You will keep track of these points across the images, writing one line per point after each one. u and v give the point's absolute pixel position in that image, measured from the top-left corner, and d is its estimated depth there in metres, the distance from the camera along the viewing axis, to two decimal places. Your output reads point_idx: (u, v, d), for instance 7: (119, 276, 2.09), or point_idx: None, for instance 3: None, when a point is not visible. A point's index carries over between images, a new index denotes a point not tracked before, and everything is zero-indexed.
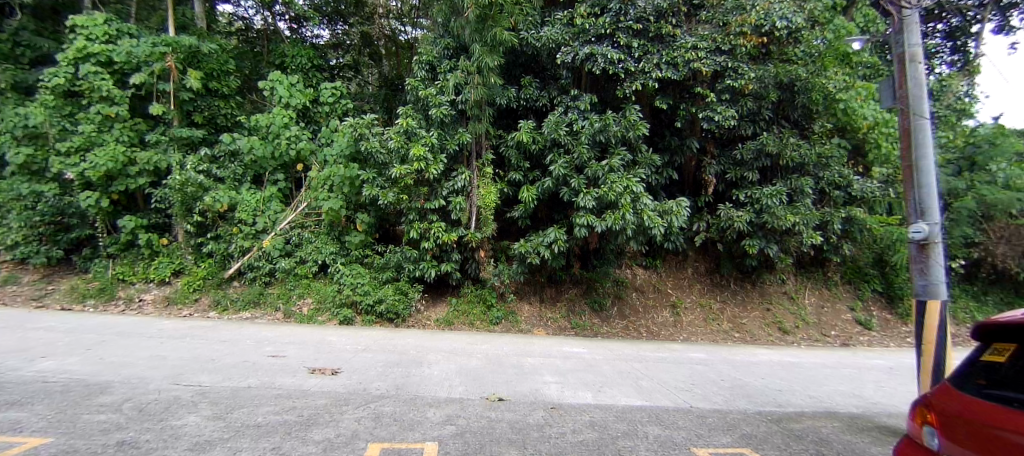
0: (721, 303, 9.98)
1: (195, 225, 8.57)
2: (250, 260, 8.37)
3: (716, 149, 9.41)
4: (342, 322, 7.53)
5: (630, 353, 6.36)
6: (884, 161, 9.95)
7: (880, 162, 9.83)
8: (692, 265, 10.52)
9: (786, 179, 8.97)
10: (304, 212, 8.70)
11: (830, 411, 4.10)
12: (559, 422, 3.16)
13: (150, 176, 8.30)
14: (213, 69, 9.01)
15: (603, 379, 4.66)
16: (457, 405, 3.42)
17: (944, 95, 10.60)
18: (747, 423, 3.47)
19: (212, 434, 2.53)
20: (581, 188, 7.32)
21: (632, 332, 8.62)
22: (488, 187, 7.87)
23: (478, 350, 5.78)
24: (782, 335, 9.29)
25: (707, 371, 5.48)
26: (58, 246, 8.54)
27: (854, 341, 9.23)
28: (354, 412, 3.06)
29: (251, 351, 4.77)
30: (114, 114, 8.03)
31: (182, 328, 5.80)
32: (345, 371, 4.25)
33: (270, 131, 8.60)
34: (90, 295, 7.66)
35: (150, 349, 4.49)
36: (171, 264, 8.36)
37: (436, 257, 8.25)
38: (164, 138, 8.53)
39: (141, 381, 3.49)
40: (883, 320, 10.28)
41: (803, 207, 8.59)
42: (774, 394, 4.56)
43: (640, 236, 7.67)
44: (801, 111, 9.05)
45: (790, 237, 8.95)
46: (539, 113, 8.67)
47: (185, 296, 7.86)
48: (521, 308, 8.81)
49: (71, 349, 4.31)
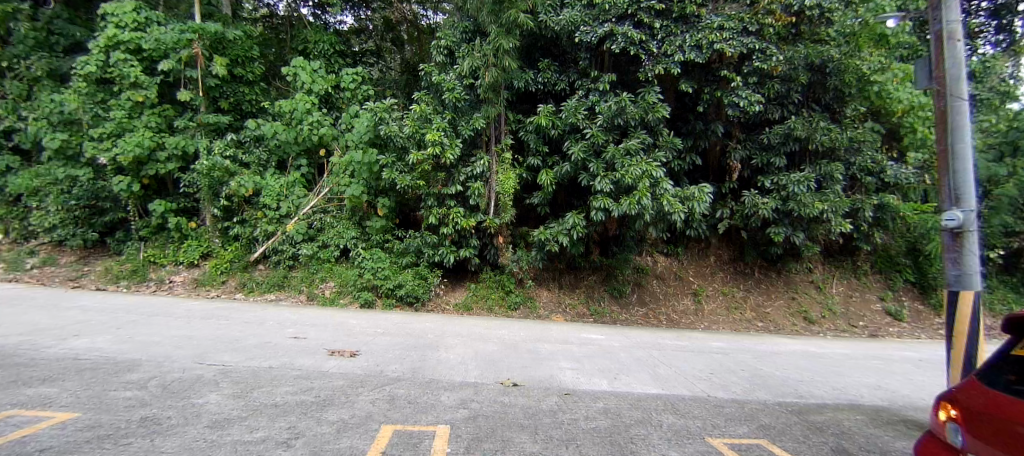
0: (745, 291, 9.76)
1: (223, 210, 8.80)
2: (274, 243, 8.57)
3: (742, 133, 9.04)
4: (363, 305, 7.66)
5: (648, 341, 6.28)
6: (921, 146, 9.38)
7: (917, 147, 9.32)
8: (715, 252, 10.29)
9: (815, 164, 8.61)
10: (326, 197, 8.83)
11: (855, 403, 3.97)
12: (572, 408, 3.14)
13: (178, 162, 8.49)
14: (237, 55, 9.13)
15: (620, 366, 4.62)
16: (471, 389, 3.44)
17: (988, 76, 9.98)
18: (767, 414, 3.38)
19: (231, 412, 2.62)
20: (599, 172, 7.19)
21: (652, 320, 8.53)
22: (506, 172, 7.75)
23: (495, 335, 5.81)
24: (807, 324, 9.04)
25: (727, 360, 5.36)
26: (93, 229, 8.90)
27: (884, 332, 8.92)
28: (369, 394, 3.11)
29: (274, 333, 4.89)
30: (143, 100, 8.23)
31: (209, 309, 6.00)
32: (362, 353, 4.32)
33: (293, 117, 8.70)
34: (123, 276, 7.92)
35: (178, 329, 4.66)
36: (200, 247, 8.62)
37: (454, 242, 8.29)
38: (192, 124, 8.68)
39: (167, 359, 3.63)
40: (915, 311, 9.90)
41: (832, 193, 8.26)
42: (796, 385, 4.44)
43: (660, 222, 7.52)
44: (834, 93, 8.59)
45: (819, 225, 8.63)
46: (559, 96, 8.47)
47: (213, 278, 8.10)
48: (539, 293, 8.81)
49: (104, 328, 4.51)
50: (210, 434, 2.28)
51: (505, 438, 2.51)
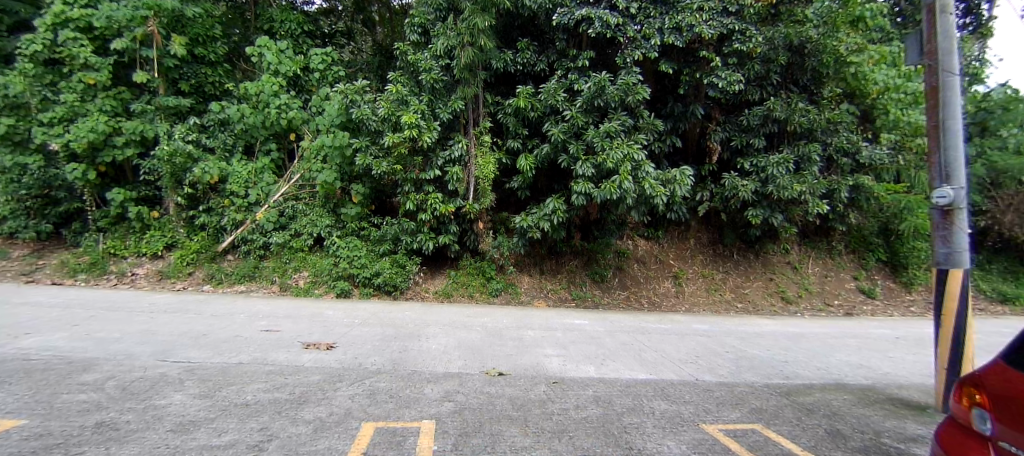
0: (724, 273, 9.87)
1: (186, 198, 8.37)
2: (243, 233, 8.17)
3: (722, 115, 9.03)
4: (339, 294, 7.40)
5: (633, 325, 6.26)
6: (893, 128, 9.50)
7: (890, 128, 9.44)
8: (695, 235, 10.36)
9: (792, 146, 8.67)
10: (298, 183, 8.48)
11: (838, 382, 4.01)
12: (562, 397, 3.04)
13: (137, 147, 7.95)
14: (198, 34, 8.57)
15: (606, 351, 4.56)
16: (456, 380, 3.31)
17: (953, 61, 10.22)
18: (756, 397, 3.36)
19: (197, 414, 2.41)
20: (579, 155, 7.05)
21: (633, 303, 8.55)
22: (485, 157, 7.55)
23: (478, 323, 5.67)
24: (784, 304, 9.21)
25: (710, 342, 5.37)
26: (46, 220, 8.33)
27: (857, 310, 9.16)
28: (348, 389, 2.93)
29: (244, 326, 4.64)
30: (94, 81, 7.62)
31: (174, 302, 5.67)
32: (340, 346, 4.13)
33: (259, 99, 8.24)
34: (81, 270, 7.42)
35: (141, 325, 4.36)
36: (164, 238, 8.15)
37: (433, 229, 8.07)
38: (150, 107, 8.11)
39: (127, 357, 3.36)
40: (886, 289, 10.21)
41: (810, 175, 8.34)
42: (779, 366, 4.47)
43: (642, 206, 7.46)
44: (811, 75, 8.62)
45: (795, 207, 8.73)
46: (538, 78, 8.21)
47: (178, 270, 7.67)
48: (521, 279, 8.70)
49: (57, 325, 4.18)
50: (173, 439, 2.06)
51: (494, 432, 2.38)
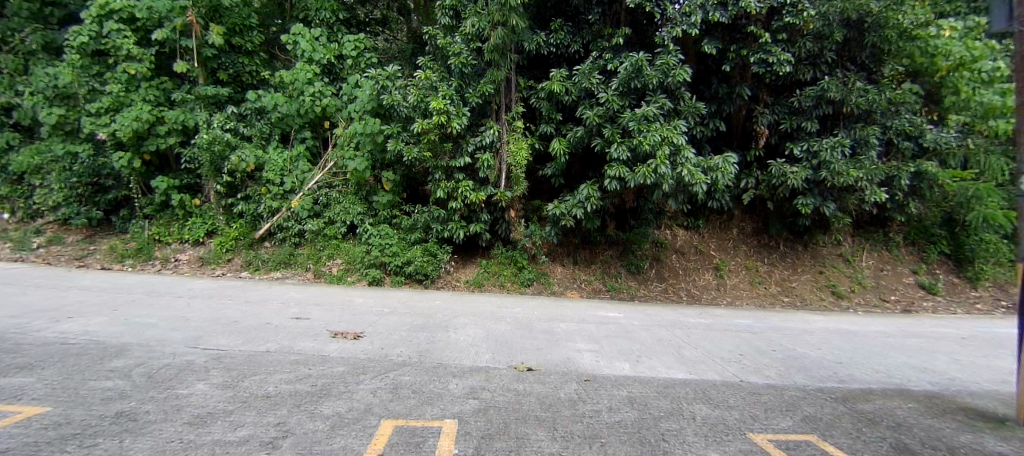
0: (769, 265, 9.32)
1: (225, 186, 8.58)
2: (279, 220, 8.33)
3: (770, 97, 8.37)
4: (370, 282, 7.43)
5: (671, 319, 5.94)
6: (962, 108, 8.52)
7: (962, 108, 8.51)
8: (738, 225, 9.85)
9: (850, 128, 7.99)
10: (331, 171, 8.56)
11: (904, 388, 3.61)
12: (593, 397, 2.84)
13: (178, 136, 8.20)
14: (235, 24, 8.67)
15: (642, 347, 4.31)
16: (483, 375, 3.17)
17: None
18: (809, 403, 3.04)
19: (216, 405, 2.38)
20: (615, 139, 6.70)
21: (671, 295, 8.19)
22: (518, 143, 7.31)
23: (509, 314, 5.52)
24: (835, 299, 8.60)
25: (756, 340, 5.01)
26: (97, 207, 8.73)
27: (918, 306, 8.44)
28: (371, 382, 2.83)
29: (276, 313, 4.68)
30: (136, 72, 7.86)
31: (212, 288, 5.82)
32: (368, 335, 4.07)
33: (293, 88, 8.32)
34: (128, 255, 7.76)
35: (177, 310, 4.46)
36: (205, 225, 8.43)
37: (464, 217, 7.97)
38: (190, 96, 8.34)
39: (159, 343, 3.42)
40: (950, 284, 9.36)
41: (868, 160, 7.67)
42: (834, 368, 4.09)
43: (680, 194, 7.06)
44: (871, 51, 7.88)
45: (850, 194, 8.07)
46: (572, 60, 7.87)
47: (218, 257, 7.90)
48: (553, 270, 8.49)
49: (101, 309, 4.33)
50: (187, 433, 2.01)
51: (520, 435, 2.21)
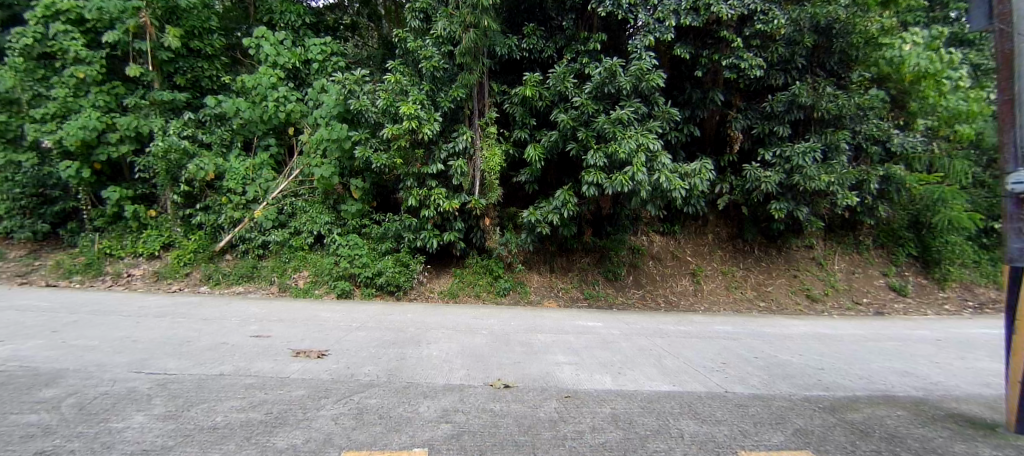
0: (745, 270, 9.39)
1: (183, 196, 8.14)
2: (241, 231, 7.94)
3: (742, 102, 8.51)
4: (340, 295, 7.09)
5: (650, 327, 5.83)
6: (929, 113, 8.85)
7: (923, 115, 8.76)
8: (713, 230, 9.92)
9: (820, 133, 8.15)
10: (298, 179, 8.25)
11: (887, 395, 3.56)
12: (576, 416, 2.65)
13: (132, 144, 7.75)
14: (194, 27, 8.33)
15: (623, 358, 4.17)
16: (456, 394, 2.95)
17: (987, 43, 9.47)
18: (798, 415, 2.93)
19: (153, 441, 2.09)
20: (590, 144, 6.63)
21: (649, 302, 8.11)
22: (492, 148, 7.17)
23: (483, 326, 5.30)
24: (810, 303, 8.68)
25: (736, 346, 4.94)
26: (42, 220, 8.15)
27: (888, 308, 8.58)
28: (332, 407, 2.58)
29: (233, 331, 4.36)
30: (85, 76, 7.42)
31: (165, 304, 5.42)
32: (332, 353, 3.81)
33: (257, 93, 8.01)
34: (75, 271, 7.22)
35: (122, 330, 4.09)
36: (161, 237, 7.94)
37: (438, 225, 7.75)
38: (144, 102, 7.95)
39: (98, 369, 3.08)
40: (918, 286, 9.59)
41: (838, 165, 7.82)
42: (817, 375, 4.03)
43: (657, 200, 7.02)
44: (839, 58, 8.06)
45: (821, 198, 8.20)
46: (545, 65, 7.80)
47: (175, 271, 7.44)
48: (530, 279, 8.32)
49: (33, 331, 3.93)
50: None
51: None
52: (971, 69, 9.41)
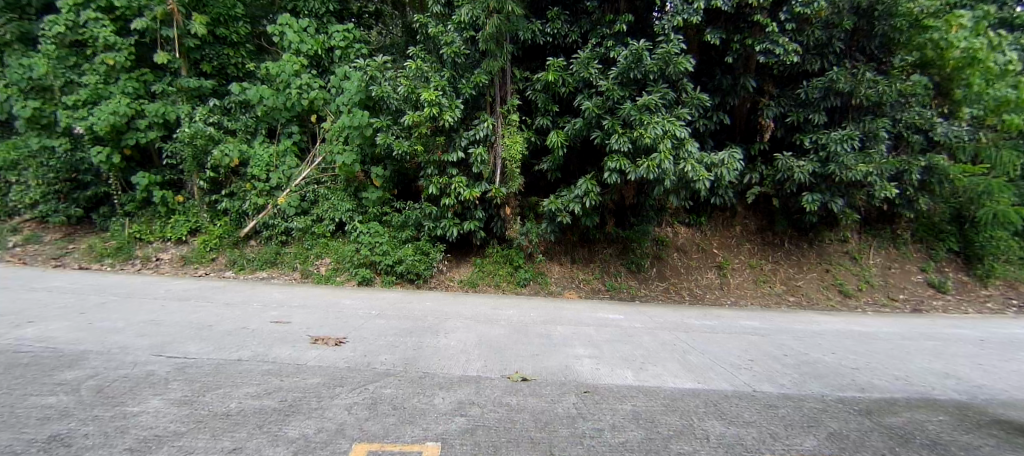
0: (774, 264, 9.04)
1: (208, 182, 8.28)
2: (265, 218, 8.05)
3: (775, 89, 8.08)
4: (360, 282, 7.12)
5: (674, 321, 5.66)
6: (976, 101, 8.14)
7: (972, 102, 8.17)
8: (741, 222, 9.60)
9: (859, 120, 7.71)
10: (320, 167, 8.30)
11: (930, 398, 3.32)
12: (595, 413, 2.55)
13: (159, 130, 7.90)
14: (219, 14, 8.38)
15: (644, 352, 4.03)
16: (473, 386, 2.88)
17: None
18: (832, 418, 2.76)
19: (166, 427, 2.09)
20: (614, 131, 6.41)
21: (673, 295, 7.90)
22: (513, 136, 7.02)
23: (503, 316, 5.23)
24: (843, 299, 8.31)
25: (765, 343, 4.74)
26: (75, 204, 8.42)
27: (928, 306, 8.13)
28: (347, 397, 2.54)
29: (255, 316, 4.41)
30: (115, 63, 7.58)
31: (191, 288, 5.53)
32: (351, 341, 3.80)
33: (280, 80, 8.05)
34: (108, 254, 7.45)
35: (148, 314, 4.17)
36: (187, 223, 8.11)
37: (457, 214, 7.70)
38: (171, 89, 8.10)
39: (121, 351, 3.13)
40: (961, 283, 9.06)
41: (877, 153, 7.39)
42: (852, 375, 3.82)
43: (682, 190, 6.77)
44: (879, 41, 7.65)
45: (859, 189, 7.78)
46: (569, 50, 7.55)
47: (201, 256, 7.60)
48: (551, 269, 8.21)
49: (65, 312, 4.04)
50: None
51: None
52: None
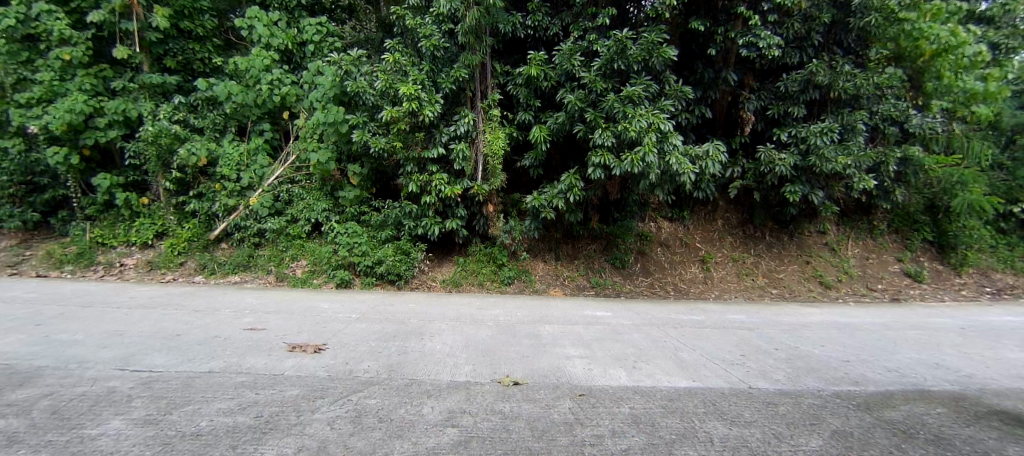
0: (756, 257, 9.12)
1: (175, 183, 7.89)
2: (236, 219, 7.72)
3: (755, 82, 8.18)
4: (339, 285, 6.86)
5: (661, 317, 5.61)
6: (944, 94, 8.36)
7: (941, 95, 8.37)
8: (723, 216, 9.68)
9: (837, 113, 7.80)
10: (294, 165, 8.00)
11: (922, 390, 3.32)
12: (593, 419, 2.43)
13: (121, 128, 7.50)
14: (183, 6, 7.97)
15: (636, 350, 3.95)
16: (463, 393, 2.74)
17: (1008, 20, 9.03)
18: (832, 414, 2.71)
19: (129, 450, 1.85)
20: (598, 124, 6.32)
21: (658, 290, 7.88)
22: (495, 131, 6.87)
23: (488, 317, 5.09)
24: (823, 290, 8.42)
25: (754, 337, 4.71)
26: (32, 209, 7.92)
27: (904, 295, 8.31)
28: (328, 410, 2.37)
29: (226, 324, 4.16)
30: (71, 57, 7.17)
31: (157, 295, 5.23)
32: (330, 347, 3.60)
33: (249, 76, 7.72)
34: (67, 261, 7.01)
35: (110, 323, 3.89)
36: (154, 226, 7.71)
37: (439, 212, 7.51)
38: (133, 85, 7.69)
39: (78, 366, 2.88)
40: (934, 271, 9.28)
41: (856, 146, 7.49)
42: (842, 367, 3.81)
43: (667, 184, 6.73)
44: (856, 34, 7.65)
45: (837, 181, 7.90)
46: (549, 44, 7.42)
47: (168, 260, 7.23)
48: (535, 267, 8.09)
49: (16, 324, 3.73)
50: None
51: None
52: (993, 48, 8.99)
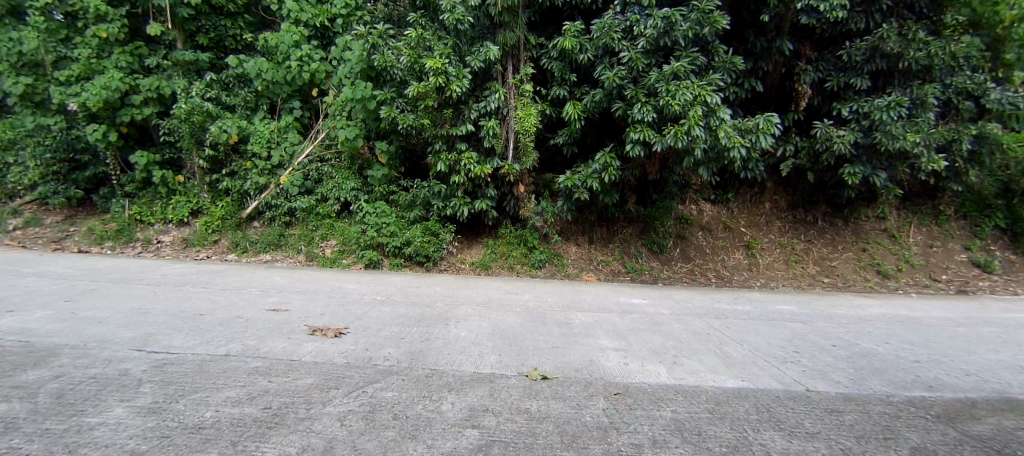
0: (806, 243, 8.47)
1: (208, 161, 7.97)
2: (267, 198, 7.76)
3: (813, 52, 7.38)
4: (367, 265, 6.79)
5: (703, 306, 5.23)
6: None
7: None
8: (771, 199, 9.04)
9: (904, 86, 6.97)
10: (323, 143, 7.93)
11: (1015, 398, 2.86)
12: (629, 424, 2.16)
13: (155, 106, 7.59)
14: None
15: (676, 343, 3.64)
16: (486, 387, 2.53)
17: None
18: (909, 427, 2.33)
19: (124, 443, 1.74)
20: (637, 99, 5.86)
21: (698, 277, 7.43)
22: (527, 108, 6.48)
23: (517, 302, 4.86)
24: (882, 280, 7.72)
25: (808, 331, 4.29)
26: (76, 186, 8.22)
27: (975, 287, 7.48)
28: (341, 403, 2.20)
29: (251, 303, 4.12)
30: (107, 35, 7.28)
31: (189, 272, 5.28)
32: (352, 332, 3.47)
33: (279, 52, 7.60)
34: (107, 237, 7.24)
35: (136, 301, 3.90)
36: (189, 203, 7.86)
37: (468, 193, 7.28)
38: (166, 62, 7.75)
39: (99, 345, 2.84)
40: (1008, 262, 8.29)
41: (927, 121, 6.71)
42: (913, 369, 3.36)
43: (712, 162, 6.25)
44: None
45: (902, 162, 7.14)
46: (588, 13, 6.86)
47: (202, 238, 7.36)
48: (567, 250, 7.79)
49: (49, 300, 3.80)
50: None
51: None
52: None
